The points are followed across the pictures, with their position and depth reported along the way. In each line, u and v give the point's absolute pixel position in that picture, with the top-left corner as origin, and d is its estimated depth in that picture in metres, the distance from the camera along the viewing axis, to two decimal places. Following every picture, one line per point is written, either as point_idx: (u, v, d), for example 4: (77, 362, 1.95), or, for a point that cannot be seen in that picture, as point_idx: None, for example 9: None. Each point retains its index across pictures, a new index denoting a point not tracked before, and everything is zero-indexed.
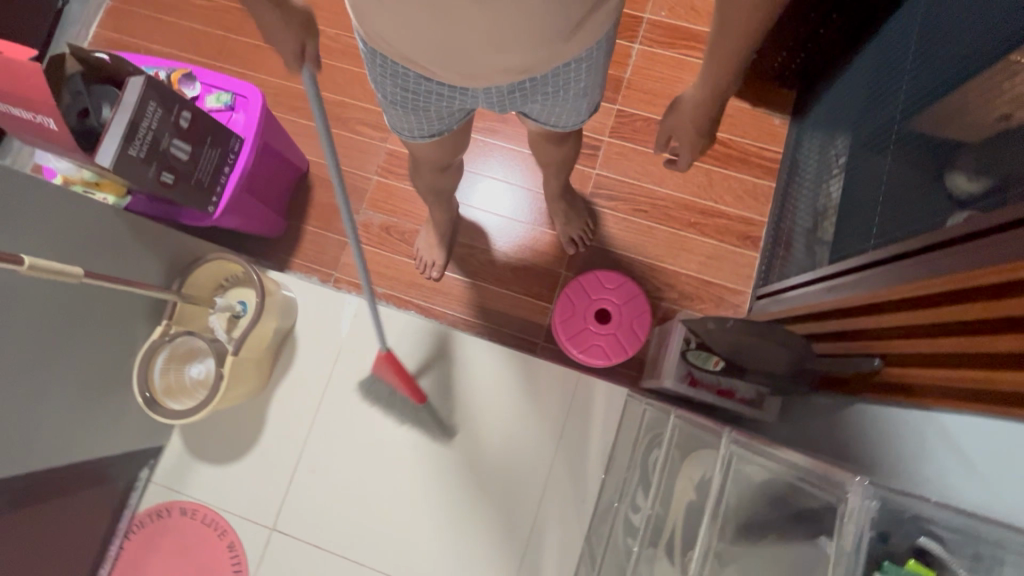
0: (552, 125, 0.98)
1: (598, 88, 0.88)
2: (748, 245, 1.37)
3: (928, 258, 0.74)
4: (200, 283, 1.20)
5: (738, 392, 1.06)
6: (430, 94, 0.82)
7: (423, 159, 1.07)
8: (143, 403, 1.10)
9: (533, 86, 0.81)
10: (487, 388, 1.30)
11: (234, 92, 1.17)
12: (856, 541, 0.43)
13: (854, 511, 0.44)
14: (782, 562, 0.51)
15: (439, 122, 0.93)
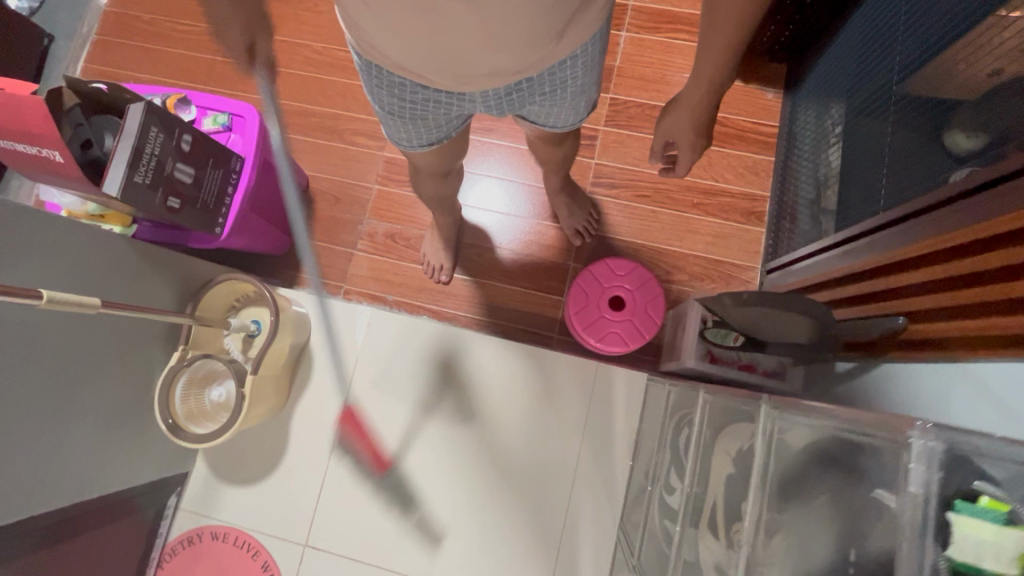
0: (548, 125, 0.98)
1: (594, 85, 0.89)
2: (754, 220, 1.38)
3: (942, 214, 0.75)
4: (213, 306, 1.20)
5: (760, 365, 1.06)
6: (427, 102, 0.82)
7: (423, 167, 1.07)
8: (167, 429, 1.10)
9: (531, 86, 0.80)
10: (481, 435, 1.28)
11: (231, 112, 1.18)
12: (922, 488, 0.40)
13: (920, 456, 0.41)
14: (835, 522, 0.51)
15: (437, 131, 0.93)
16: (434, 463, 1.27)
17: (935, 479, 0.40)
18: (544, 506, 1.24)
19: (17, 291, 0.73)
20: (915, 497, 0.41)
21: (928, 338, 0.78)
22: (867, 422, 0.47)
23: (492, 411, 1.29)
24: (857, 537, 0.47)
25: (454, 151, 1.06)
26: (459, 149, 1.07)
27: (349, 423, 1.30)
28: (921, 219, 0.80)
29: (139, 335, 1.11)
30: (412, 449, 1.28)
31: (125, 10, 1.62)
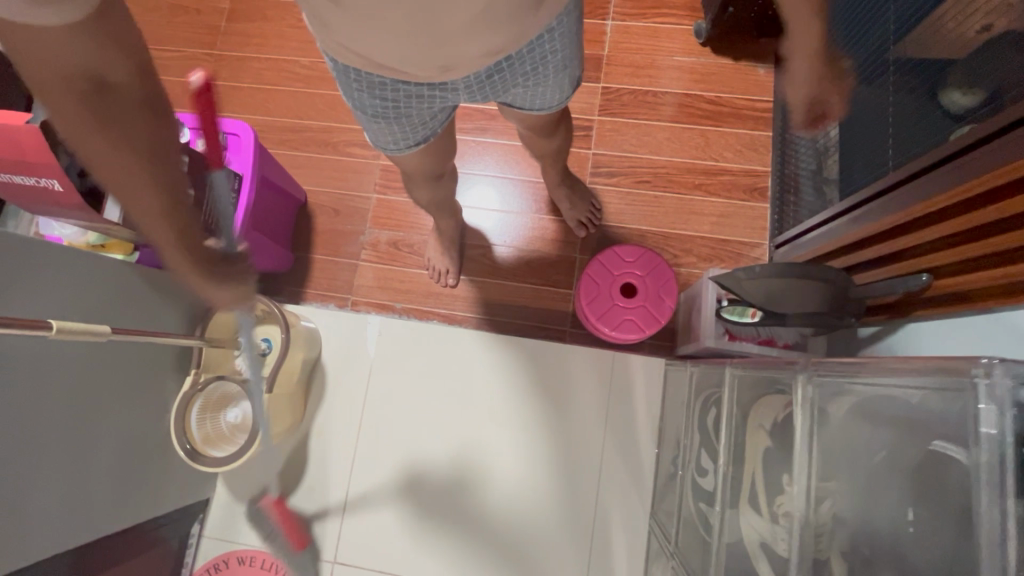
0: (534, 108, 0.96)
1: (576, 58, 0.87)
2: (757, 197, 1.37)
3: (942, 171, 0.74)
4: (222, 327, 1.18)
5: (780, 339, 1.04)
6: (410, 98, 0.81)
7: (415, 172, 1.06)
8: (186, 456, 1.09)
9: (514, 65, 0.80)
10: (430, 511, 1.24)
11: (224, 131, 1.17)
12: (999, 437, 0.39)
13: (992, 397, 0.40)
14: (892, 481, 0.50)
15: (422, 128, 0.92)
16: (369, 540, 1.24)
17: (1011, 421, 0.39)
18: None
19: (26, 323, 0.71)
20: (989, 446, 0.39)
21: (955, 292, 0.77)
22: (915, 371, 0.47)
23: (458, 474, 1.25)
24: (931, 494, 0.46)
25: (444, 148, 1.04)
26: (450, 143, 1.05)
27: (302, 488, 1.27)
28: (922, 179, 0.79)
29: (150, 361, 1.10)
30: (353, 524, 1.25)
31: None
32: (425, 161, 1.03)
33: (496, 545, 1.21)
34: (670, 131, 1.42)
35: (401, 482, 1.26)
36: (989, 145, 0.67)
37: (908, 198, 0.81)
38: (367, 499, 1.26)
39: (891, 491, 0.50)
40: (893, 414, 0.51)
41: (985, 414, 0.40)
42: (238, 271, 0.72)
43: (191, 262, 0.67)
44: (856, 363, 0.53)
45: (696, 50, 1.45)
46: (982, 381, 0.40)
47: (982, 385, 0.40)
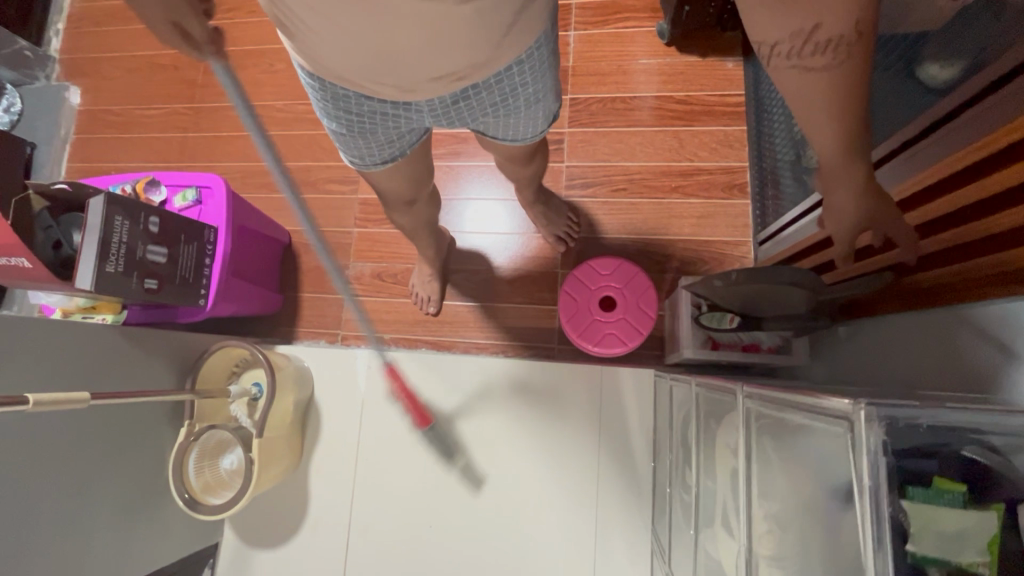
0: (506, 137, 0.86)
1: (552, 90, 0.77)
2: (736, 193, 1.34)
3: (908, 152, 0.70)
4: (212, 376, 1.20)
5: (763, 343, 1.01)
6: (374, 114, 0.69)
7: (390, 195, 0.95)
8: (184, 505, 1.11)
9: (481, 95, 0.69)
10: (447, 517, 1.24)
11: (198, 185, 1.20)
12: (872, 472, 0.40)
13: (869, 444, 0.41)
14: (818, 514, 0.50)
15: (389, 148, 0.79)
16: (496, 431, 1.26)
17: (883, 467, 0.40)
18: (570, 452, 1.23)
19: (4, 400, 0.74)
20: (869, 470, 0.40)
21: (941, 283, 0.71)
22: (813, 407, 0.47)
23: (469, 482, 1.25)
24: (836, 535, 0.47)
25: (424, 169, 0.92)
26: (428, 167, 0.93)
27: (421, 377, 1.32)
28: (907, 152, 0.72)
29: (144, 420, 1.12)
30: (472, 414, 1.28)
31: (97, 107, 1.69)
32: (400, 186, 0.91)
33: (558, 471, 1.23)
34: (643, 136, 1.39)
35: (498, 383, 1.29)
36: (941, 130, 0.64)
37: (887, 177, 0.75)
38: (369, 533, 1.26)
39: (821, 525, 0.49)
40: (817, 442, 0.50)
41: (859, 450, 0.41)
42: None
43: None
44: (789, 396, 0.52)
45: (662, 50, 1.43)
46: (857, 425, 0.41)
47: (861, 429, 0.41)
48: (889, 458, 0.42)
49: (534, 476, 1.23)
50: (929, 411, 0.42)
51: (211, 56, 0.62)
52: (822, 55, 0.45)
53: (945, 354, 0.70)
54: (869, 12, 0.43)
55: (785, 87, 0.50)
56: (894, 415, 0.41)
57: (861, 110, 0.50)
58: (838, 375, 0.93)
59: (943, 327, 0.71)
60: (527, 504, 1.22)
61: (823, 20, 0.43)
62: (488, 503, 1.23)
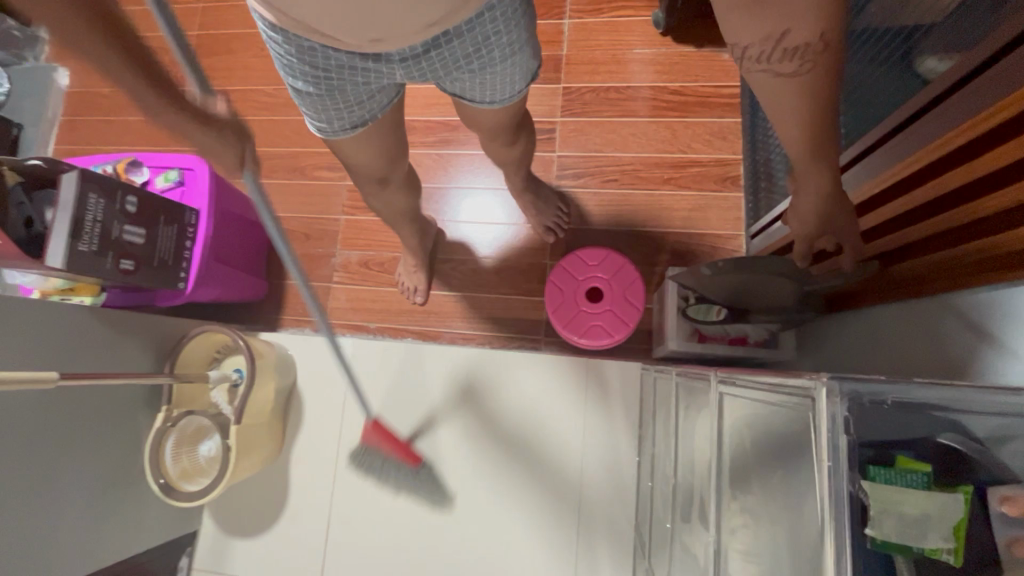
0: (484, 101, 0.82)
1: (528, 43, 0.74)
2: (729, 186, 1.31)
3: (916, 128, 0.69)
4: (193, 361, 1.19)
5: (751, 336, 0.98)
6: (342, 68, 0.67)
7: (361, 169, 0.92)
8: (159, 490, 1.09)
9: (453, 44, 0.66)
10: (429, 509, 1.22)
11: (180, 167, 1.18)
12: (833, 448, 0.40)
13: (833, 417, 0.41)
14: (780, 499, 0.50)
15: (358, 109, 0.77)
16: (464, 458, 1.23)
17: (842, 448, 0.40)
18: (554, 446, 1.22)
19: None
20: (830, 450, 0.40)
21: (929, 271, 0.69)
22: (784, 386, 0.48)
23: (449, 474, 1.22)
24: (800, 523, 0.46)
25: (398, 141, 0.91)
26: (399, 140, 0.91)
27: (400, 373, 1.30)
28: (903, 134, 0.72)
29: (121, 403, 1.11)
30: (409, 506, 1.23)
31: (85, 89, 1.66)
32: (374, 158, 0.89)
33: (541, 467, 1.21)
34: (636, 127, 1.37)
35: (478, 413, 1.25)
36: (950, 103, 0.63)
37: (886, 161, 0.74)
38: (348, 524, 1.24)
39: (784, 513, 0.49)
40: (782, 423, 0.50)
41: (820, 424, 0.41)
42: (214, 113, 0.61)
43: (159, 97, 0.56)
44: (765, 380, 0.52)
45: (658, 40, 1.41)
46: (818, 400, 0.41)
47: (822, 403, 0.41)
48: (850, 436, 0.42)
49: (517, 469, 1.21)
50: (895, 390, 0.43)
51: (246, 171, 0.68)
52: (790, 61, 0.49)
53: (929, 342, 0.68)
54: (837, 20, 0.46)
55: (761, 89, 0.53)
56: (858, 391, 0.41)
57: (828, 114, 0.54)
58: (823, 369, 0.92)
59: (924, 318, 0.70)
60: (512, 497, 1.20)
61: (792, 27, 0.46)
62: (471, 496, 1.21)
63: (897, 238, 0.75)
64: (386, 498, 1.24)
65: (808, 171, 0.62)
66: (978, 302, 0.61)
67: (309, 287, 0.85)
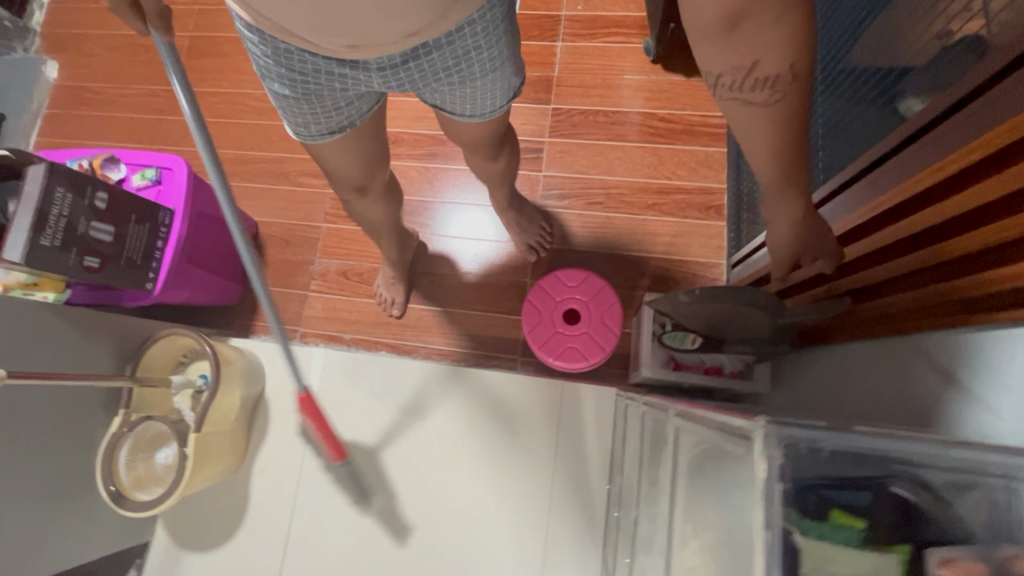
0: (464, 114, 0.82)
1: (510, 60, 0.73)
2: (712, 214, 1.32)
3: (893, 162, 0.70)
4: (157, 363, 1.15)
5: (726, 367, 0.98)
6: (319, 73, 0.66)
7: (339, 177, 0.90)
8: (109, 499, 1.04)
9: (432, 56, 0.65)
10: (392, 526, 1.18)
11: (158, 166, 1.16)
12: (766, 492, 0.41)
13: (769, 462, 0.41)
14: (722, 538, 0.49)
15: (335, 115, 0.75)
16: (421, 469, 1.20)
17: (777, 493, 0.41)
18: (523, 468, 1.18)
19: None
20: (762, 493, 0.41)
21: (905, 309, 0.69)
22: (731, 428, 0.48)
23: (416, 491, 1.19)
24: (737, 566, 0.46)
25: (378, 150, 0.90)
26: (381, 149, 0.90)
27: (372, 385, 1.27)
28: (870, 176, 0.74)
29: (77, 404, 1.07)
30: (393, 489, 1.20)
31: (74, 83, 1.65)
32: (351, 166, 0.88)
33: (508, 488, 1.18)
34: (624, 151, 1.38)
35: (448, 412, 1.23)
36: (924, 140, 0.63)
37: (858, 199, 0.76)
38: (307, 541, 1.20)
39: (722, 553, 0.48)
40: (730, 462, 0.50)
41: (756, 465, 0.42)
42: None
43: None
44: (716, 417, 0.52)
45: (648, 68, 1.43)
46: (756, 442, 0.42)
47: (760, 447, 0.41)
48: (787, 485, 0.42)
49: (484, 490, 1.18)
50: (837, 439, 0.42)
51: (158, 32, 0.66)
52: (761, 91, 0.51)
53: (898, 385, 0.67)
54: (803, 56, 0.49)
55: (733, 119, 0.55)
56: (798, 437, 0.41)
57: (797, 145, 0.56)
58: (796, 404, 0.91)
59: (892, 357, 0.69)
60: (476, 518, 1.17)
61: (760, 59, 0.49)
62: (436, 516, 1.18)
63: (873, 274, 0.75)
64: (349, 515, 1.20)
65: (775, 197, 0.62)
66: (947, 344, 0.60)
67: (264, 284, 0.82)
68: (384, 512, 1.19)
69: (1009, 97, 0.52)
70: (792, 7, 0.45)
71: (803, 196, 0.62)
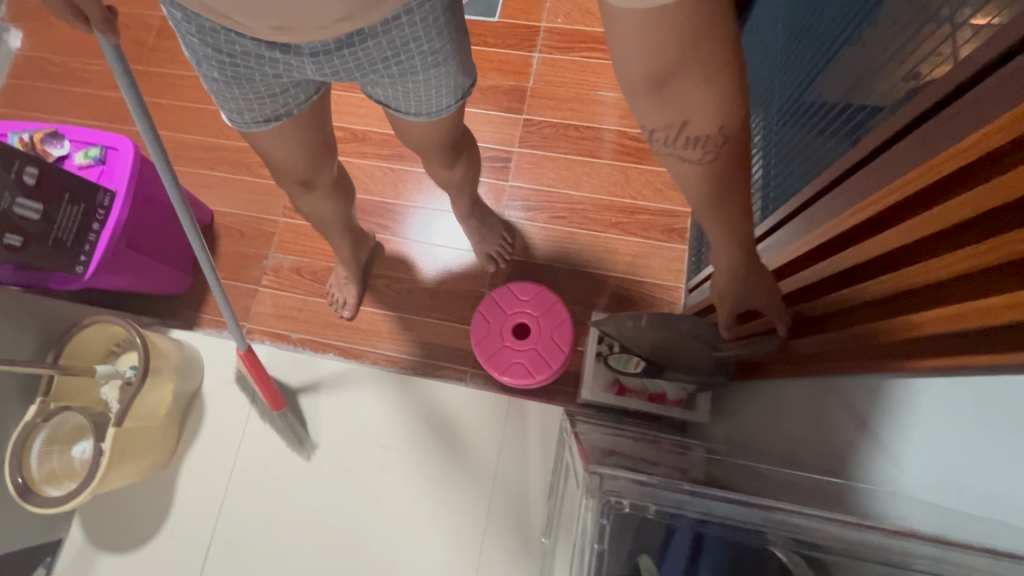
0: (410, 112, 0.79)
1: (456, 56, 0.71)
2: (674, 237, 1.30)
3: (839, 191, 0.70)
4: (84, 352, 1.09)
5: (669, 395, 0.99)
6: (248, 56, 0.63)
7: (280, 168, 0.87)
8: (15, 492, 0.97)
9: (369, 44, 0.62)
10: (320, 532, 1.13)
11: (104, 145, 1.11)
12: (597, 531, 0.58)
13: (598, 509, 0.58)
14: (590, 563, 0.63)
15: (269, 103, 0.72)
16: (320, 467, 1.17)
17: (602, 532, 0.58)
18: (461, 482, 1.15)
19: None
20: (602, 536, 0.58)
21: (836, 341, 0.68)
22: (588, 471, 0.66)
23: (347, 497, 1.15)
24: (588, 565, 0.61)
25: (322, 143, 0.86)
26: (325, 142, 0.87)
27: (313, 387, 1.23)
28: (827, 197, 0.73)
29: None
30: (318, 491, 1.16)
31: (37, 54, 1.59)
32: (291, 158, 0.84)
33: (441, 501, 1.14)
34: (592, 167, 1.36)
35: (389, 419, 1.20)
36: (867, 169, 0.64)
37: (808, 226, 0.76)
38: (229, 545, 1.14)
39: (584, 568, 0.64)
40: None
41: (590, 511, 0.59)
42: None
43: None
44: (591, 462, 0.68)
45: None
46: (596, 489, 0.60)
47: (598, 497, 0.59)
48: (607, 538, 0.58)
49: (416, 502, 1.14)
50: (665, 499, 0.59)
51: (102, 34, 0.60)
52: (694, 149, 0.51)
53: (810, 432, 0.71)
54: (735, 121, 0.49)
55: (675, 174, 0.55)
56: (620, 497, 0.58)
57: (730, 199, 0.55)
58: (738, 437, 0.89)
59: (822, 394, 0.69)
60: (408, 529, 1.12)
61: (690, 119, 0.49)
62: (366, 523, 1.13)
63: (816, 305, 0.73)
64: (274, 518, 1.15)
65: (710, 229, 0.60)
66: (864, 389, 0.60)
67: (216, 280, 0.88)
68: (306, 509, 1.15)
69: (959, 122, 0.49)
70: (725, 26, 0.43)
71: (735, 234, 0.60)
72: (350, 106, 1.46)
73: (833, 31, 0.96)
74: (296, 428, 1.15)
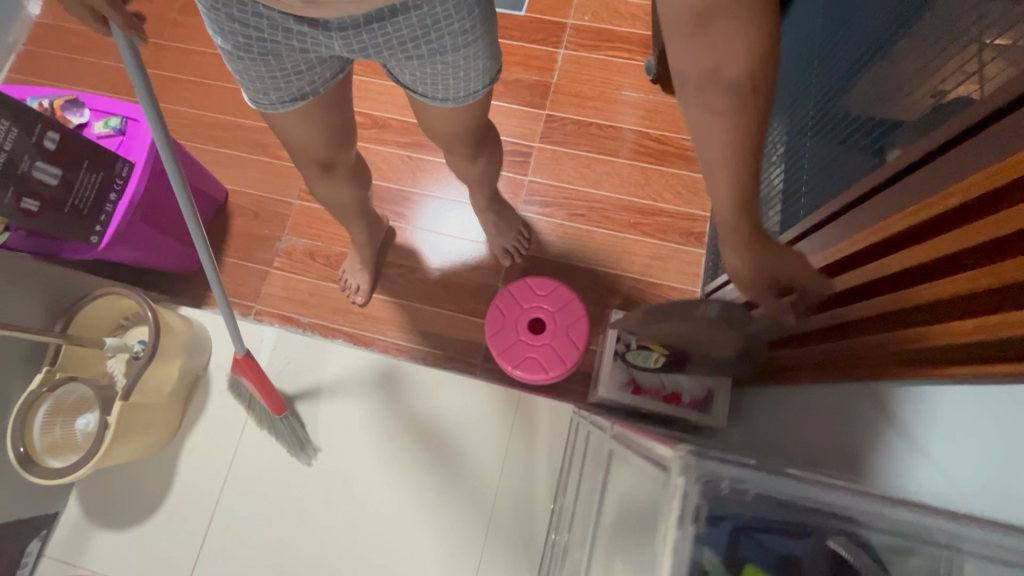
0: (435, 97, 0.78)
1: (485, 38, 0.70)
2: (692, 241, 1.30)
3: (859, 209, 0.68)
4: (93, 323, 1.08)
5: (686, 394, 0.98)
6: (275, 30, 0.62)
7: (302, 148, 0.85)
8: (16, 462, 0.96)
9: (398, 20, 0.61)
10: (326, 518, 1.13)
11: (124, 115, 1.10)
12: (686, 511, 0.51)
13: (684, 488, 0.52)
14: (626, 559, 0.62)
15: (295, 81, 0.71)
16: (328, 453, 1.16)
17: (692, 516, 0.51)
18: (468, 475, 1.14)
19: None
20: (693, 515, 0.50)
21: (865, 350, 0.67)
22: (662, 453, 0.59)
23: (354, 484, 1.14)
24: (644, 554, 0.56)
25: (343, 125, 0.85)
26: (347, 123, 0.86)
27: (323, 373, 1.22)
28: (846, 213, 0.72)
29: None
30: (325, 477, 1.15)
31: (57, 22, 1.57)
32: (315, 138, 0.83)
33: (449, 493, 1.13)
34: (612, 167, 1.35)
35: (400, 409, 1.19)
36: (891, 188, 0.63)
37: (830, 238, 0.75)
38: (230, 526, 1.13)
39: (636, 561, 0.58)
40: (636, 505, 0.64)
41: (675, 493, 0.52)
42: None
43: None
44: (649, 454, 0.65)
45: (647, 87, 1.41)
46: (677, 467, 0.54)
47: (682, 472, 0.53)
48: (699, 521, 0.51)
49: (426, 494, 1.14)
50: (750, 479, 0.52)
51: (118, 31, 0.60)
52: (726, 98, 0.45)
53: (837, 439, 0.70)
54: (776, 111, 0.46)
55: (698, 138, 0.48)
56: (711, 476, 0.52)
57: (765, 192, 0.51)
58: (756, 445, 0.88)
59: (859, 399, 0.67)
60: (415, 518, 1.12)
61: (725, 64, 0.44)
62: (373, 511, 1.13)
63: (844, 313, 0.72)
64: (280, 502, 1.14)
65: None
66: (901, 395, 0.60)
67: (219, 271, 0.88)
68: (310, 500, 1.14)
69: (1003, 132, 0.48)
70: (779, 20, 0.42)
71: None
72: (371, 92, 1.45)
73: (861, 42, 0.95)
74: (296, 431, 1.13)
